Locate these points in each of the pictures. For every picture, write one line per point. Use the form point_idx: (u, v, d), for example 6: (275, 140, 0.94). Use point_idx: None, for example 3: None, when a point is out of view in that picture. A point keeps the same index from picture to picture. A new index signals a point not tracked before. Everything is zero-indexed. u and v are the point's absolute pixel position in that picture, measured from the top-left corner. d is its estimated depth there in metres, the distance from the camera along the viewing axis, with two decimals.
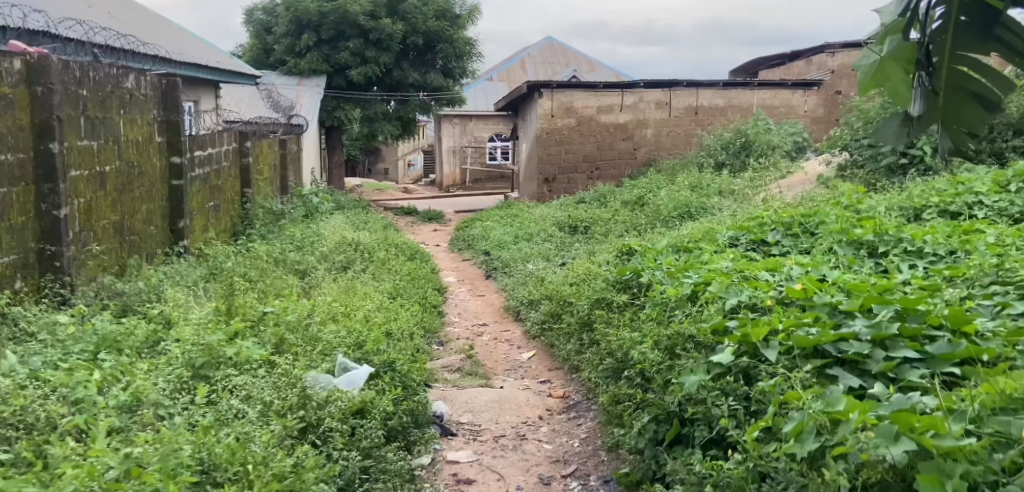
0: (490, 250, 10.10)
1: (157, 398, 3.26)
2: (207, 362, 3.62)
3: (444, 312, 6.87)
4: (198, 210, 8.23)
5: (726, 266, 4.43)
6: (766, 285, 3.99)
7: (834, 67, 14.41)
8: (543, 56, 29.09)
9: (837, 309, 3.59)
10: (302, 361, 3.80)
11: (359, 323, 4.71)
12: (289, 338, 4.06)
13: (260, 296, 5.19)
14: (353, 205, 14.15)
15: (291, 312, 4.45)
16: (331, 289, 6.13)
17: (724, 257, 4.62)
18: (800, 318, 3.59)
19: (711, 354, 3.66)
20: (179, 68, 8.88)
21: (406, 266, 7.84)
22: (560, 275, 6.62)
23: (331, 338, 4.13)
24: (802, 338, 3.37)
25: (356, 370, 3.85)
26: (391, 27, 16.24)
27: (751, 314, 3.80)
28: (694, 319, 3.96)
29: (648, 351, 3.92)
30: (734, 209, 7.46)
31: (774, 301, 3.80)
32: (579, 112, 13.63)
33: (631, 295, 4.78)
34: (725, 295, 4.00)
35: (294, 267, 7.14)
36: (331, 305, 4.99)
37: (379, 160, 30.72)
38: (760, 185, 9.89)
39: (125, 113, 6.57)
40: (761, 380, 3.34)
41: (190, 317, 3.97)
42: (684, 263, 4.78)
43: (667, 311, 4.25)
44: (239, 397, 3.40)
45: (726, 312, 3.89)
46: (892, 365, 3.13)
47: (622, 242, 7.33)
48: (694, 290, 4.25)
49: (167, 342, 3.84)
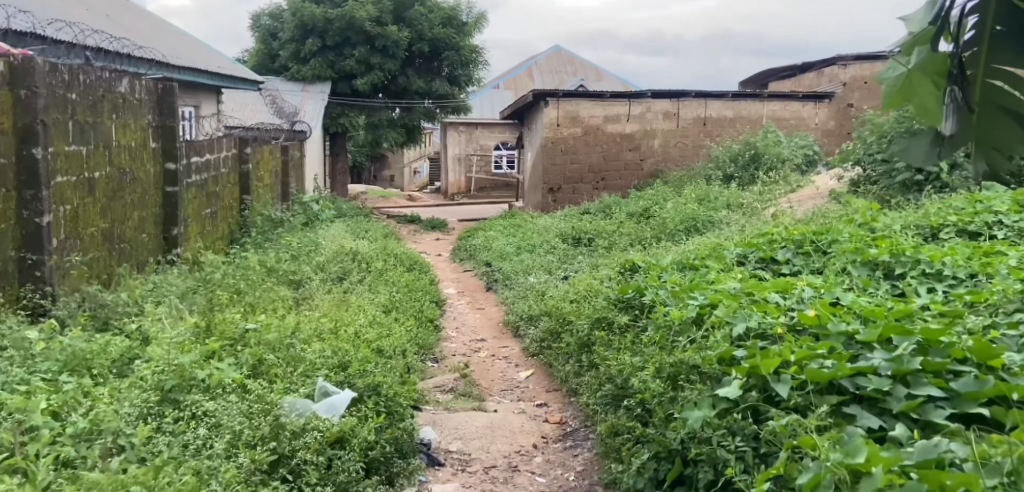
0: (492, 261, 9.90)
1: (118, 426, 3.10)
2: (177, 386, 3.45)
3: (441, 326, 6.67)
4: (194, 217, 8.04)
5: (733, 287, 4.24)
6: (776, 309, 3.80)
7: (845, 79, 14.15)
8: (551, 65, 28.96)
9: (853, 339, 3.43)
10: (279, 385, 3.63)
11: (348, 342, 4.52)
12: (271, 360, 3.88)
13: (247, 311, 5.01)
14: (354, 213, 13.97)
15: (276, 330, 4.26)
16: (324, 303, 5.94)
17: (731, 277, 4.42)
18: (813, 349, 3.39)
19: (718, 386, 3.46)
20: (178, 72, 8.71)
21: (405, 277, 7.65)
22: (562, 290, 6.42)
23: (315, 358, 3.96)
24: (817, 372, 3.19)
25: (337, 395, 3.65)
26: (397, 34, 16.11)
27: (760, 343, 3.60)
28: (699, 346, 3.76)
29: (649, 380, 3.72)
30: (742, 225, 7.26)
31: (785, 329, 3.61)
32: (585, 121, 13.45)
33: (633, 315, 4.59)
34: (730, 319, 3.80)
35: (288, 279, 6.96)
36: (321, 321, 4.80)
37: (384, 167, 30.59)
38: (769, 198, 9.69)
39: (118, 117, 6.38)
40: (772, 420, 3.15)
41: (165, 336, 3.78)
42: (689, 281, 4.58)
43: (671, 335, 4.04)
44: (207, 426, 3.24)
45: (733, 340, 3.68)
46: (915, 405, 2.97)
47: (627, 256, 7.14)
48: (700, 313, 4.05)
49: (139, 362, 3.66)
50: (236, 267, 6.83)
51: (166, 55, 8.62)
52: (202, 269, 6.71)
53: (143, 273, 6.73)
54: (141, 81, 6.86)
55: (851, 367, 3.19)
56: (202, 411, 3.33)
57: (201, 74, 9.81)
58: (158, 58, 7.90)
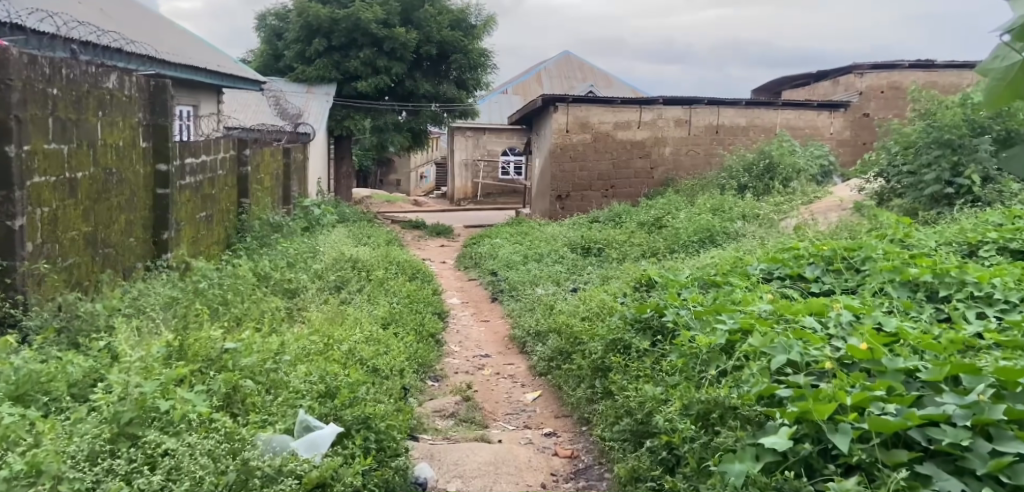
0: (498, 270, 9.53)
1: (60, 470, 2.74)
2: (136, 419, 3.07)
3: (443, 341, 6.31)
4: (187, 220, 7.70)
5: (764, 311, 3.88)
6: (818, 338, 3.47)
7: (861, 89, 13.71)
8: (559, 71, 28.62)
9: (914, 378, 3.12)
10: (254, 422, 3.28)
11: (340, 363, 4.17)
12: (251, 388, 3.53)
13: (233, 328, 4.66)
14: (358, 218, 13.63)
15: (261, 351, 3.92)
16: (319, 317, 5.59)
17: (760, 299, 4.06)
18: (870, 389, 3.08)
19: (760, 433, 3.13)
20: (173, 69, 8.36)
21: (405, 287, 7.29)
22: (572, 305, 6.05)
23: (299, 385, 3.63)
24: (882, 421, 2.88)
25: (320, 431, 3.29)
26: (405, 36, 15.76)
27: (804, 378, 3.28)
28: (733, 384, 3.43)
29: (677, 421, 3.39)
30: (762, 238, 6.90)
31: (833, 364, 3.27)
32: (595, 128, 13.11)
33: (653, 339, 4.25)
34: (767, 351, 3.45)
35: (284, 289, 6.61)
36: (313, 338, 4.45)
37: (391, 172, 30.27)
38: (786, 209, 9.31)
39: (104, 114, 6.04)
40: (831, 481, 2.84)
41: (129, 359, 3.43)
42: (711, 302, 4.22)
43: (697, 365, 3.71)
44: (163, 470, 2.87)
45: (772, 373, 3.36)
46: (1003, 465, 2.68)
47: (641, 269, 6.78)
48: (730, 341, 3.72)
49: (100, 388, 3.31)
50: (228, 275, 6.48)
51: (161, 51, 8.29)
52: (193, 276, 6.38)
53: (129, 280, 6.40)
54: (130, 77, 6.52)
55: (921, 415, 2.89)
56: (161, 451, 2.96)
57: (200, 73, 9.49)
58: (152, 54, 7.57)
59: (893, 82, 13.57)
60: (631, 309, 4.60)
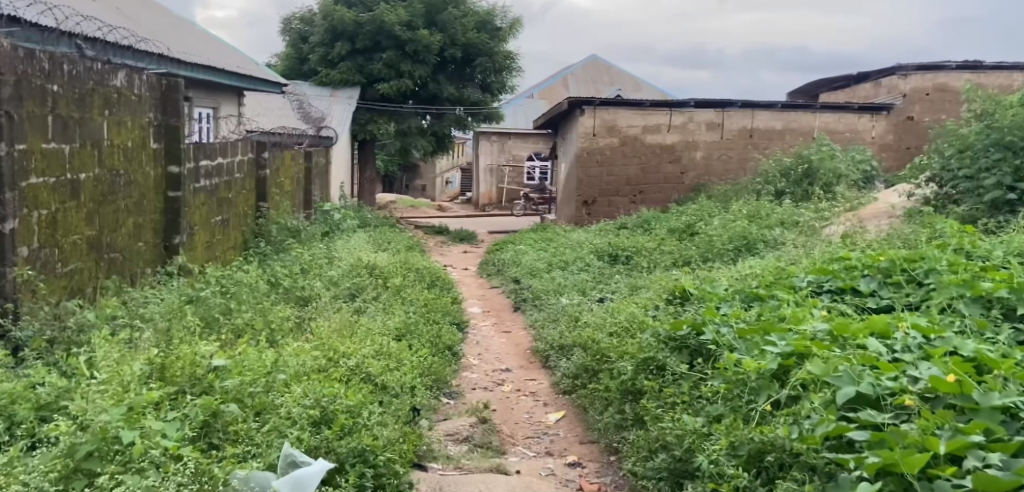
0: (522, 277, 9.16)
1: None
2: (95, 454, 2.75)
3: (461, 353, 5.94)
4: (201, 224, 7.38)
5: (817, 332, 3.52)
6: (890, 366, 3.09)
7: (906, 91, 13.29)
8: (587, 75, 28.23)
9: (1014, 418, 2.75)
10: (230, 456, 2.96)
11: (346, 385, 3.81)
12: (238, 413, 3.22)
13: (230, 343, 4.32)
14: (380, 223, 13.32)
15: (258, 371, 3.58)
16: (333, 327, 5.25)
17: (814, 317, 3.69)
18: (965, 431, 2.71)
19: (830, 484, 2.76)
20: (187, 67, 8.01)
21: (423, 295, 6.93)
22: (601, 317, 5.66)
23: (291, 410, 3.30)
24: (988, 477, 2.52)
25: (307, 467, 2.96)
26: (429, 39, 15.42)
27: (879, 415, 2.90)
28: (792, 420, 3.06)
29: (728, 466, 3.03)
30: (802, 248, 6.49)
31: (915, 400, 2.90)
32: (623, 131, 12.72)
33: (688, 360, 3.89)
34: (833, 382, 3.07)
35: (297, 296, 6.28)
36: (315, 353, 4.09)
37: (416, 176, 30.02)
38: (827, 217, 8.88)
39: (111, 113, 5.64)
40: None
41: (98, 382, 3.12)
42: (755, 319, 3.84)
43: (745, 393, 3.35)
44: None
45: (840, 409, 2.98)
46: None
47: (675, 279, 6.39)
48: (783, 365, 3.35)
49: (65, 412, 3.00)
50: (240, 280, 6.16)
51: (176, 49, 7.95)
52: (204, 282, 6.05)
53: (138, 286, 6.03)
54: (140, 75, 6.14)
55: None
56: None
57: (219, 73, 9.17)
58: (164, 52, 7.24)
59: (938, 84, 13.18)
60: (663, 325, 4.24)
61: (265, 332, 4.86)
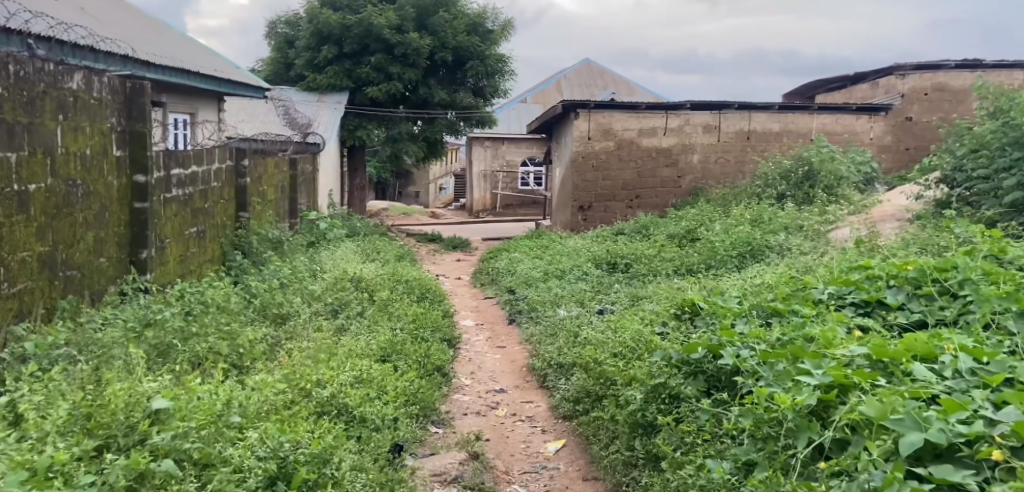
0: (516, 288, 8.74)
1: None
2: None
3: (452, 373, 5.50)
4: (174, 237, 6.95)
5: (855, 359, 3.17)
6: (958, 407, 2.74)
7: (904, 91, 12.92)
8: (580, 79, 27.83)
9: None
10: None
11: (314, 430, 3.41)
12: (175, 471, 2.80)
13: (191, 374, 3.90)
14: (369, 232, 12.85)
15: (208, 416, 3.14)
16: (312, 350, 4.82)
17: (852, 340, 3.33)
18: None
19: None
20: (155, 70, 7.62)
21: (409, 309, 6.50)
22: (603, 335, 5.23)
23: (240, 467, 2.93)
24: None
25: None
26: (418, 42, 14.99)
27: (962, 474, 2.56)
28: (848, 476, 2.71)
29: None
30: (813, 256, 6.10)
31: (1002, 451, 2.55)
32: (618, 134, 12.32)
33: (706, 390, 3.59)
34: (894, 427, 2.71)
35: (274, 314, 5.85)
36: (281, 387, 3.68)
37: (409, 183, 29.54)
38: (835, 221, 8.49)
39: (65, 118, 5.29)
40: None
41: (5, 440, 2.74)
42: (781, 344, 3.49)
43: (780, 441, 3.00)
44: None
45: (909, 466, 2.63)
46: None
47: (682, 291, 5.96)
48: (823, 401, 2.99)
49: None
50: (210, 295, 5.71)
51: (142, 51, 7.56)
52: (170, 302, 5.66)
53: (101, 305, 5.64)
54: (100, 77, 5.76)
55: None
56: None
57: (194, 77, 8.74)
58: (129, 54, 6.87)
59: (938, 84, 12.82)
60: (673, 348, 3.92)
61: (236, 356, 4.44)
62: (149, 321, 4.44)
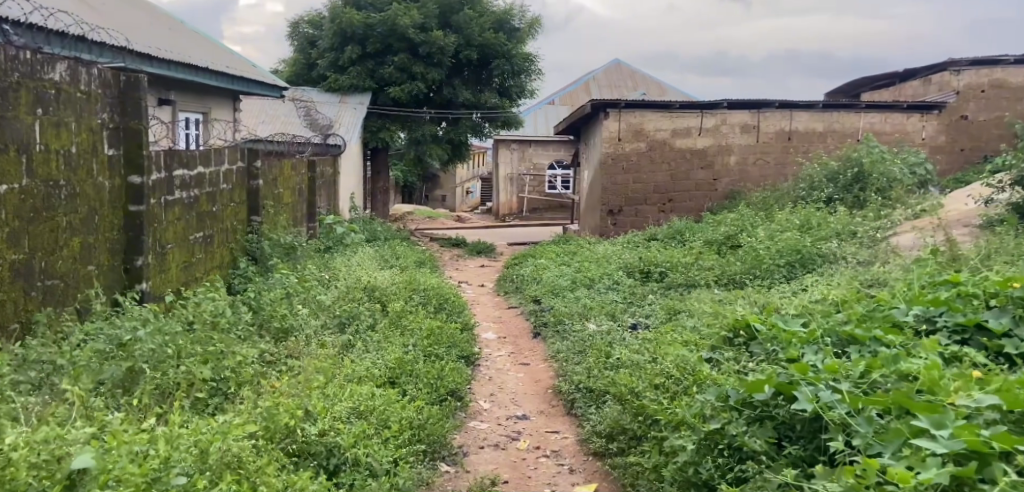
0: (542, 297, 8.15)
1: None
2: None
3: (469, 397, 4.92)
4: (177, 243, 6.23)
5: (982, 412, 2.76)
6: None
7: (958, 88, 12.23)
8: (610, 80, 27.22)
9: None
10: None
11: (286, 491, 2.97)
12: None
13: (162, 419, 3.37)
14: (390, 237, 12.30)
15: (139, 479, 2.62)
16: (315, 373, 4.26)
17: (974, 386, 2.92)
18: None
19: None
20: (153, 64, 7.03)
21: (423, 322, 5.93)
22: (642, 360, 4.60)
23: None
24: None
25: None
26: (443, 40, 14.39)
27: None
28: None
29: None
30: (878, 272, 5.46)
31: None
32: (651, 135, 11.69)
33: (777, 440, 3.15)
34: None
35: (275, 329, 5.26)
36: (254, 437, 3.16)
37: (436, 187, 29.03)
38: (889, 228, 7.97)
39: (42, 112, 4.71)
40: None
41: None
42: (875, 387, 3.06)
43: None
44: None
45: None
46: None
47: (733, 310, 5.32)
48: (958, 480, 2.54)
49: None
50: (203, 306, 5.14)
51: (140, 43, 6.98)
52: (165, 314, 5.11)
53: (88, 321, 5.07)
54: (88, 68, 5.11)
55: None
56: None
57: (200, 73, 8.06)
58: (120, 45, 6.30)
59: (994, 81, 12.25)
60: (732, 386, 3.48)
61: (226, 392, 3.93)
62: (125, 342, 3.89)
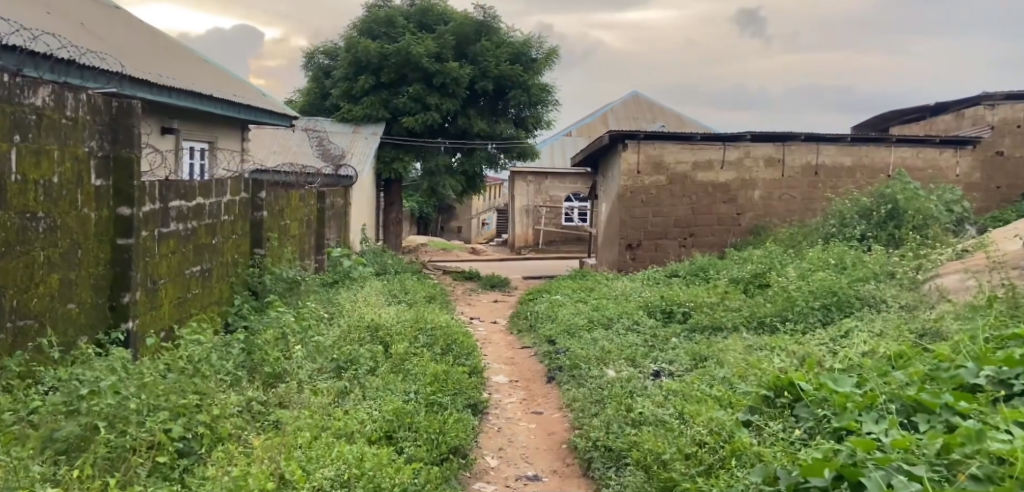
0: (558, 337, 7.69)
1: None
2: None
3: (474, 453, 4.49)
4: (169, 277, 5.55)
5: None
6: None
7: (993, 122, 11.82)
8: (628, 112, 26.91)
9: None
10: None
11: None
12: None
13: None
14: (401, 270, 11.88)
15: None
16: (302, 429, 3.83)
17: None
18: None
19: None
20: (149, 89, 6.51)
21: (429, 366, 5.49)
22: (674, 425, 4.13)
23: None
24: None
25: None
26: (458, 71, 14.03)
27: None
28: None
29: None
30: (929, 325, 4.98)
31: None
32: (671, 168, 11.27)
33: None
34: None
35: (264, 375, 4.75)
36: None
37: (452, 218, 28.67)
38: (923, 273, 7.57)
39: (16, 137, 4.01)
40: None
41: None
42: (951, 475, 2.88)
43: None
44: None
45: None
46: None
47: (771, 364, 4.84)
48: None
49: None
50: (182, 344, 4.75)
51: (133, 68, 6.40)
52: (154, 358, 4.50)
53: None
54: (76, 92, 4.42)
55: None
56: None
57: (204, 100, 7.41)
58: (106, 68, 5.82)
59: None
60: (779, 464, 3.31)
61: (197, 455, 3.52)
62: (85, 395, 3.46)
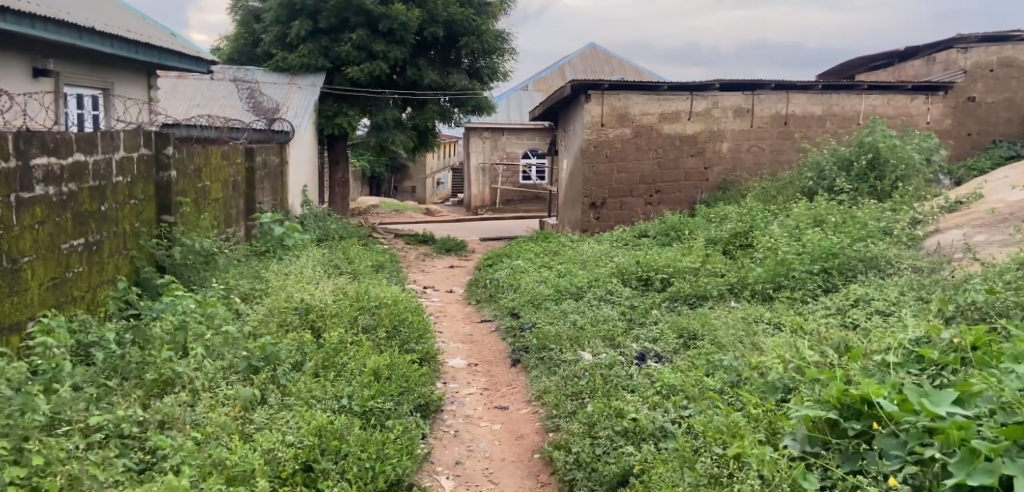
0: (519, 311, 6.70)
1: None
2: None
3: (418, 481, 3.54)
4: (38, 254, 4.45)
5: None
6: None
7: (966, 66, 10.89)
8: (583, 65, 25.72)
9: None
10: None
11: None
12: None
13: None
14: (347, 235, 10.79)
15: None
16: (178, 479, 2.86)
17: None
18: None
19: None
20: (8, 19, 5.24)
21: (368, 358, 4.45)
22: (690, 455, 3.33)
23: None
24: None
25: None
26: (405, 14, 12.66)
27: None
28: None
29: None
30: (966, 299, 4.06)
31: None
32: (637, 120, 10.25)
33: None
34: None
35: (151, 382, 3.69)
36: None
37: (405, 177, 27.32)
38: (921, 235, 6.69)
39: None
40: None
41: None
42: None
43: None
44: None
45: None
46: None
47: (793, 353, 3.89)
48: None
49: None
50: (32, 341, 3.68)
51: None
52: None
53: None
54: None
55: None
56: None
57: (88, 35, 6.16)
58: None
59: (1005, 59, 10.88)
60: None
61: None
62: None
